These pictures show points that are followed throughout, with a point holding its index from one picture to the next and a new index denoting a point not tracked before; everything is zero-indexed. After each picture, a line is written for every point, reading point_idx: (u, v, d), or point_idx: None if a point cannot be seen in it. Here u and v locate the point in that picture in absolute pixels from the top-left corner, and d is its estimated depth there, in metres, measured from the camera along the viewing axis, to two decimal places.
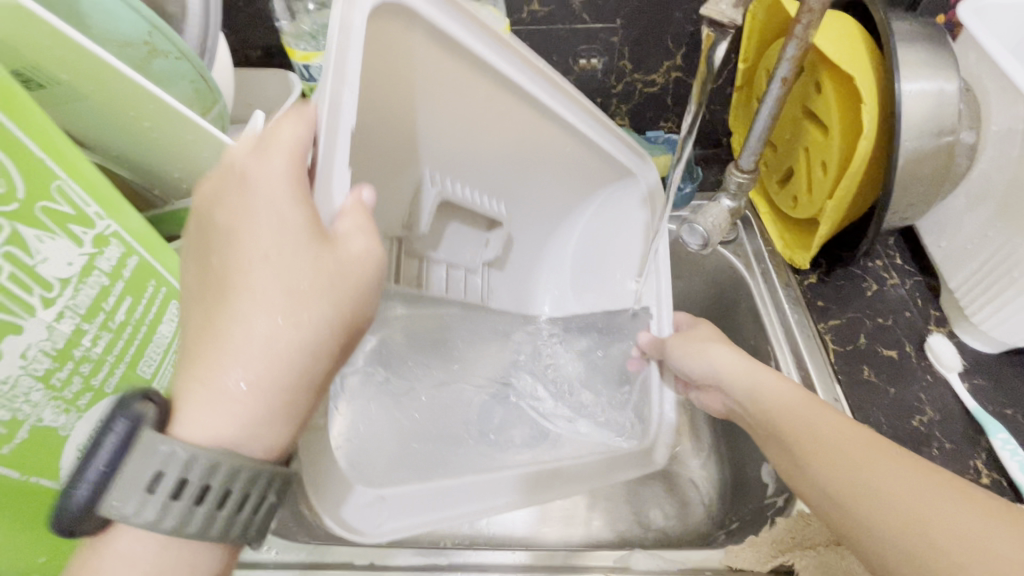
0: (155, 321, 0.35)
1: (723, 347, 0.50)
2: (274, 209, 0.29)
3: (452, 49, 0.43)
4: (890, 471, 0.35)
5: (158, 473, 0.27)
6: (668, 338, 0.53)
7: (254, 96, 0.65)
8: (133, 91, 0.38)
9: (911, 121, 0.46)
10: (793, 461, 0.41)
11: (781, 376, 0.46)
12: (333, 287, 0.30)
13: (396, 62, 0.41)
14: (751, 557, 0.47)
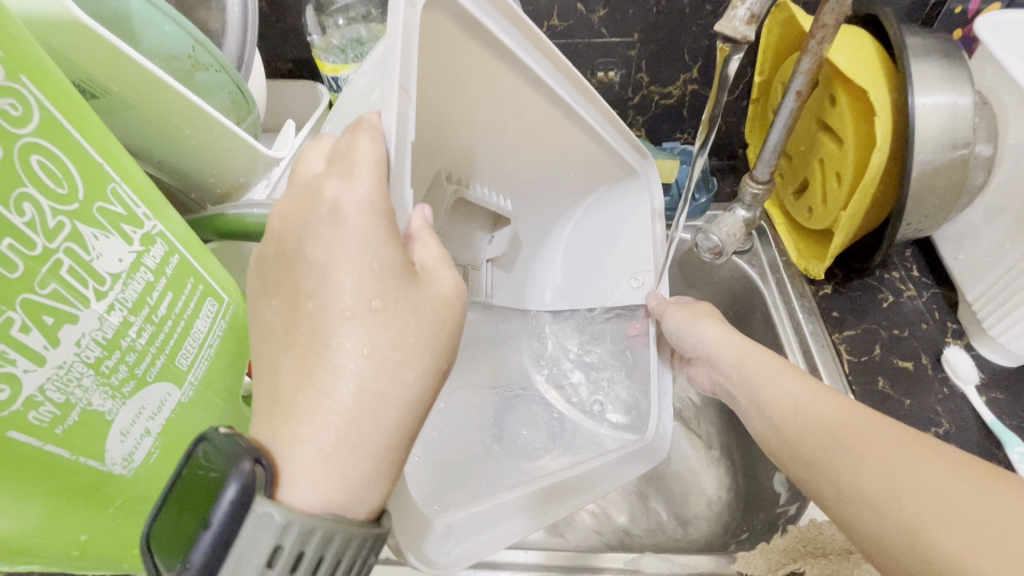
0: (192, 316, 0.38)
1: (711, 321, 0.55)
2: (370, 253, 0.30)
3: (496, 49, 0.41)
4: (897, 458, 0.36)
5: (276, 547, 0.27)
6: (669, 305, 0.56)
7: (284, 106, 0.69)
8: (178, 102, 0.41)
9: (925, 135, 0.47)
10: (810, 466, 0.41)
11: (781, 358, 0.50)
12: (428, 329, 0.32)
13: (445, 66, 0.40)
14: (762, 565, 0.47)
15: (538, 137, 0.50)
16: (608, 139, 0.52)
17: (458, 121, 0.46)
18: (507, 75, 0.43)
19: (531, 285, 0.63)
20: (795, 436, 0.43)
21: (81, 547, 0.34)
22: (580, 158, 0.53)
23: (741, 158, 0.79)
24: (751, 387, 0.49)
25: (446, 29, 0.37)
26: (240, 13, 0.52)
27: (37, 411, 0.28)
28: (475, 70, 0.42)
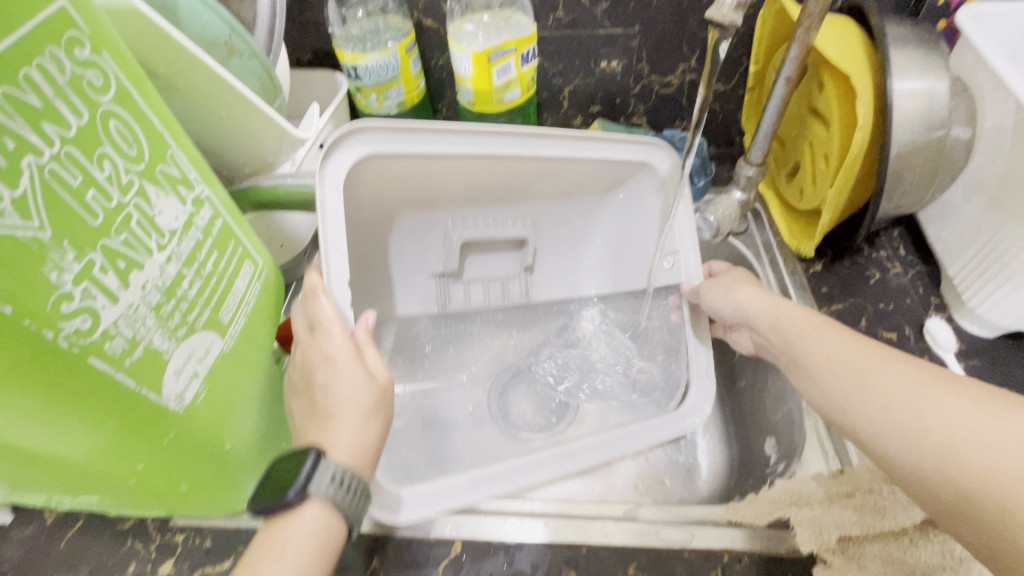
0: (232, 275, 0.42)
1: (751, 285, 0.56)
2: (332, 358, 0.44)
3: (425, 153, 0.54)
4: (894, 377, 0.41)
5: (340, 477, 0.40)
6: (703, 285, 0.60)
7: (305, 95, 0.74)
8: (217, 84, 0.45)
9: (904, 116, 0.51)
10: (835, 405, 0.44)
11: (803, 306, 0.52)
12: (377, 401, 0.44)
13: (400, 172, 0.56)
14: (751, 514, 0.50)
15: (511, 175, 0.62)
16: (587, 158, 0.62)
17: (439, 195, 0.62)
18: (444, 163, 0.57)
19: (580, 278, 0.74)
20: (832, 386, 0.45)
21: (136, 478, 0.38)
22: (576, 153, 0.61)
23: (737, 145, 0.83)
24: (787, 342, 0.50)
25: (377, 159, 0.53)
26: (270, 4, 0.56)
27: (111, 343, 0.32)
28: (429, 164, 0.56)
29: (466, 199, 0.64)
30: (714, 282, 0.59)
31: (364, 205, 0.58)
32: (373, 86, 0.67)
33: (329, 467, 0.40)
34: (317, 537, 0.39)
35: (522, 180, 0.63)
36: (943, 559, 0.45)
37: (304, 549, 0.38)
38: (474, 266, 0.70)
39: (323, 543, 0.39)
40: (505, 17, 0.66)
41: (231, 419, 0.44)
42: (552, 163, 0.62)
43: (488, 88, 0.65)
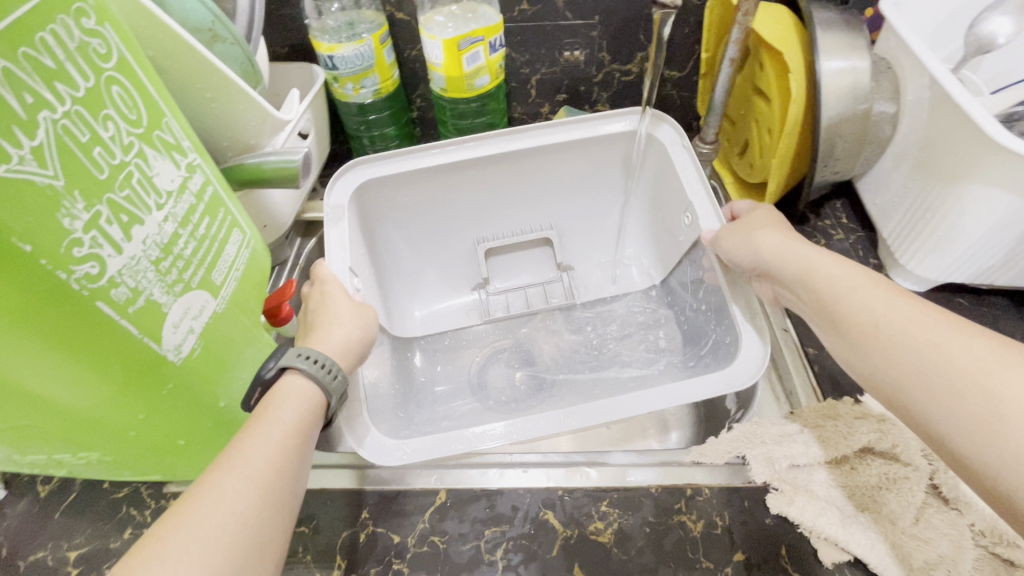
0: (223, 241, 0.45)
1: (796, 241, 0.55)
2: (329, 294, 0.55)
3: (422, 173, 0.70)
4: (959, 351, 0.39)
5: (306, 352, 0.47)
6: (722, 232, 0.61)
7: (283, 86, 0.77)
8: (203, 65, 0.49)
9: (831, 89, 0.57)
10: (888, 385, 0.43)
11: (843, 263, 0.50)
12: (361, 317, 0.54)
13: (426, 207, 0.75)
14: (711, 454, 0.55)
15: (501, 196, 0.77)
16: (569, 138, 0.72)
17: (437, 206, 0.76)
18: (443, 181, 0.73)
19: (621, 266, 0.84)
20: (871, 351, 0.44)
21: (137, 428, 0.41)
22: (559, 149, 0.73)
23: (695, 129, 0.89)
24: (826, 302, 0.49)
25: (401, 198, 0.73)
26: None
27: (116, 290, 0.35)
28: (438, 191, 0.74)
29: (481, 215, 0.79)
30: (740, 232, 0.59)
31: (404, 227, 0.76)
32: (349, 75, 0.71)
33: (300, 348, 0.48)
34: (299, 398, 0.45)
35: (492, 169, 0.73)
36: (879, 479, 0.51)
37: (293, 404, 0.45)
38: (504, 271, 0.83)
39: (299, 404, 0.45)
40: (473, 9, 0.70)
41: (224, 376, 0.47)
42: (539, 152, 0.73)
43: (459, 75, 0.69)
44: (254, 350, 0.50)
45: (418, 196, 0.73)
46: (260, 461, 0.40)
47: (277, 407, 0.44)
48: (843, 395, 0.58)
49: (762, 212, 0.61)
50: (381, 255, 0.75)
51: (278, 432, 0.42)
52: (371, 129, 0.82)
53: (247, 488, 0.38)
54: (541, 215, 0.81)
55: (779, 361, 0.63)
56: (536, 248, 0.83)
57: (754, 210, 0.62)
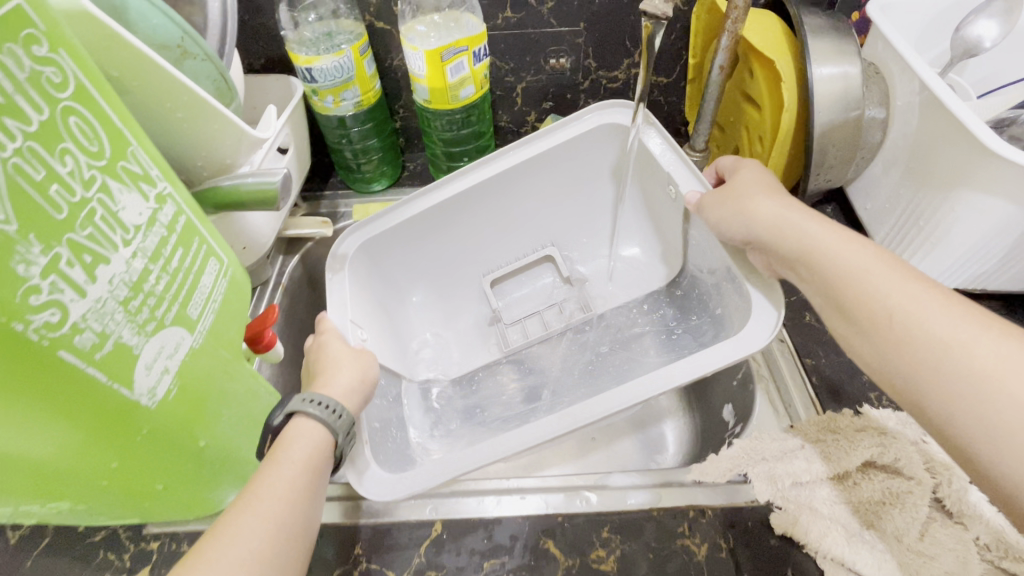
0: (198, 272, 0.43)
1: (794, 210, 0.52)
2: (332, 342, 0.56)
3: (418, 221, 0.72)
4: (984, 349, 0.38)
5: (314, 396, 0.48)
6: (709, 198, 0.59)
7: (260, 99, 0.74)
8: (172, 85, 0.46)
9: (823, 97, 0.56)
10: (900, 376, 0.41)
11: (845, 237, 0.48)
12: (362, 358, 0.55)
13: (431, 256, 0.77)
14: (712, 472, 0.54)
15: (502, 228, 0.78)
16: (543, 147, 0.72)
17: (440, 252, 0.77)
18: (438, 224, 0.74)
19: (626, 268, 0.79)
20: (880, 337, 0.43)
21: (109, 478, 0.38)
22: (535, 163, 0.73)
23: (683, 135, 0.88)
24: (831, 282, 0.47)
25: (402, 248, 0.74)
26: (221, 8, 0.56)
27: (81, 336, 0.32)
28: (437, 237, 0.75)
29: (485, 252, 0.79)
30: (733, 200, 0.56)
31: (412, 277, 0.77)
32: (329, 88, 0.68)
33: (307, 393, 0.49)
34: (311, 441, 0.45)
35: (482, 199, 0.74)
36: (882, 494, 0.50)
37: (303, 444, 0.45)
38: (514, 299, 0.80)
39: (311, 446, 0.45)
40: (456, 17, 0.68)
41: (204, 415, 0.44)
42: (527, 165, 0.72)
43: (443, 86, 0.67)
44: (235, 384, 0.48)
45: (420, 242, 0.74)
46: (272, 501, 0.41)
47: (288, 447, 0.44)
48: (842, 408, 0.57)
49: (752, 171, 0.58)
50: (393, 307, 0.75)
51: (289, 474, 0.43)
52: (353, 142, 0.80)
53: (261, 528, 0.39)
54: (530, 226, 0.79)
55: (776, 372, 0.62)
56: (543, 267, 0.81)
57: (741, 169, 0.59)
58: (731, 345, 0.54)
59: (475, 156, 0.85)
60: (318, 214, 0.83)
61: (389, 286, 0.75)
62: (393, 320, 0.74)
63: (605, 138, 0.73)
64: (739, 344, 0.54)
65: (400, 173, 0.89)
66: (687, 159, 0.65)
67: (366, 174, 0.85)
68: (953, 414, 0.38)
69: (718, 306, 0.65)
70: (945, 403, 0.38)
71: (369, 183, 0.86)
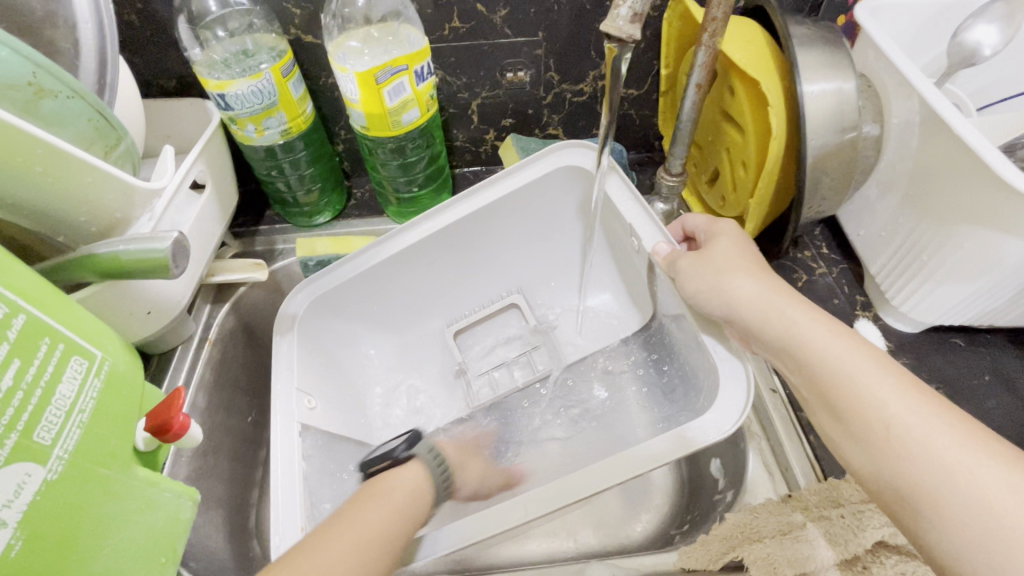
0: (52, 381, 0.34)
1: (777, 292, 0.45)
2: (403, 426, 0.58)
3: (381, 272, 0.65)
4: (995, 477, 0.32)
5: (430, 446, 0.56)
6: (680, 257, 0.51)
7: (171, 127, 0.64)
8: (19, 137, 0.37)
9: (814, 121, 0.48)
10: (897, 495, 0.35)
11: (831, 324, 0.42)
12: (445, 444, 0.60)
13: (396, 304, 0.69)
14: (703, 558, 0.48)
15: (468, 263, 0.70)
16: (501, 193, 0.64)
17: (407, 297, 0.69)
18: (406, 274, 0.67)
19: (595, 312, 0.72)
20: (874, 449, 0.36)
21: None
22: (492, 211, 0.65)
23: (657, 149, 0.81)
24: (817, 381, 0.41)
25: (361, 300, 0.66)
26: (95, 30, 0.45)
27: None
28: (402, 286, 0.67)
29: (453, 295, 0.72)
30: (707, 269, 0.48)
31: (371, 325, 0.69)
32: (248, 116, 0.58)
33: (426, 442, 0.57)
34: (415, 474, 0.52)
35: (439, 250, 0.66)
36: None
37: (409, 476, 0.51)
38: (478, 350, 0.72)
39: (413, 479, 0.51)
40: (391, 31, 0.59)
41: (75, 559, 0.35)
42: (486, 208, 0.64)
43: (381, 111, 0.58)
44: (119, 503, 0.39)
45: (376, 296, 0.67)
46: (371, 514, 0.44)
47: (398, 473, 0.51)
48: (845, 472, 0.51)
49: (728, 237, 0.51)
50: (344, 359, 0.66)
51: (397, 493, 0.48)
52: (288, 173, 0.70)
53: (358, 534, 0.42)
54: (493, 262, 0.71)
55: (770, 426, 0.56)
56: (508, 313, 0.73)
57: (719, 232, 0.52)
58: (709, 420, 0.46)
59: (429, 181, 0.76)
60: (253, 253, 0.74)
61: (343, 339, 0.66)
62: (343, 375, 0.65)
63: (567, 176, 0.65)
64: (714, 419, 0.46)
65: (345, 202, 0.79)
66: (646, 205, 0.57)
67: (305, 207, 0.75)
68: (962, 560, 0.31)
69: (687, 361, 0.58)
70: (952, 543, 0.32)
71: (311, 216, 0.76)
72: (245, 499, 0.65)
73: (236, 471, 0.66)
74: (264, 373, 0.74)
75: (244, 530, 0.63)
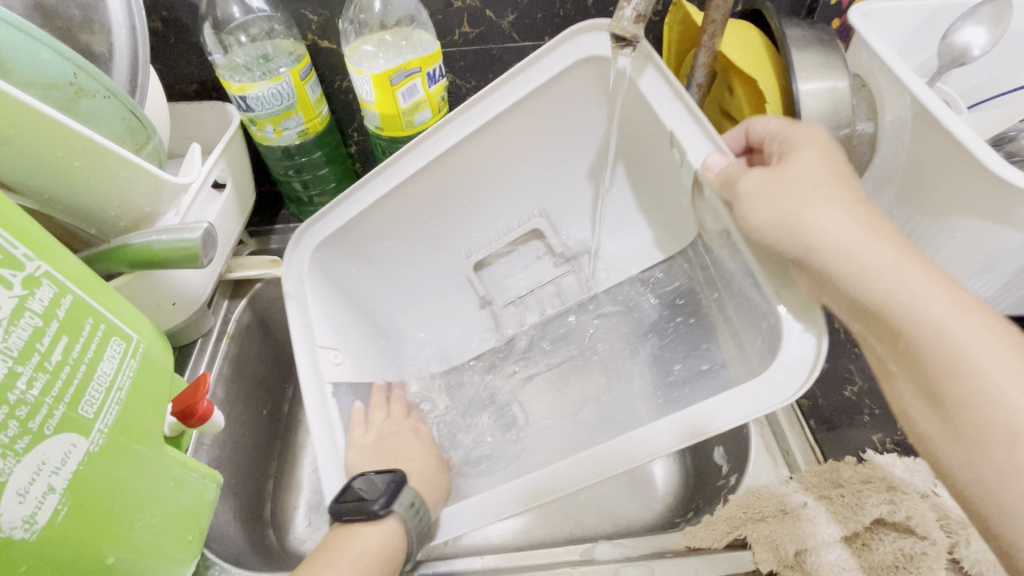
0: (94, 360, 0.36)
1: (878, 238, 0.35)
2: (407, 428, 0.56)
3: (388, 220, 0.59)
4: None
5: (413, 501, 0.46)
6: (743, 177, 0.40)
7: (193, 129, 0.67)
8: (62, 133, 0.40)
9: (809, 118, 0.51)
10: (1001, 513, 0.30)
11: (950, 289, 0.33)
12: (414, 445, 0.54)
13: (417, 265, 0.64)
14: (708, 536, 0.49)
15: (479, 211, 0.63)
16: (498, 105, 0.54)
17: (423, 250, 0.63)
18: (419, 223, 0.61)
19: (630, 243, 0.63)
20: (986, 457, 0.30)
21: None
22: (489, 131, 0.56)
23: None
24: (914, 358, 0.34)
25: (382, 257, 0.62)
26: (128, 35, 0.48)
27: None
28: (416, 236, 0.62)
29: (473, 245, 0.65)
30: (782, 199, 0.38)
31: (398, 287, 0.64)
32: (267, 117, 0.61)
33: (409, 493, 0.46)
34: (383, 542, 0.44)
35: (425, 181, 0.58)
36: (895, 557, 0.46)
37: (370, 545, 0.44)
38: (504, 281, 0.66)
39: (377, 546, 0.44)
40: (405, 36, 0.62)
41: (113, 529, 0.37)
42: (486, 140, 0.56)
43: (394, 112, 0.61)
44: (153, 481, 0.40)
45: (387, 248, 0.62)
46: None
47: (363, 535, 0.45)
48: (844, 455, 0.53)
49: (810, 154, 0.39)
50: (371, 325, 0.62)
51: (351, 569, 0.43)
52: (303, 173, 0.73)
53: None
54: (505, 189, 0.62)
55: (771, 414, 0.57)
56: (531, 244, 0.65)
57: (796, 146, 0.40)
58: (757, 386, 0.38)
59: None
60: (268, 251, 0.76)
61: (366, 301, 0.62)
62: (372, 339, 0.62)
63: (584, 78, 0.54)
64: (765, 386, 0.38)
65: None
66: (693, 104, 0.47)
67: (319, 207, 0.78)
68: None
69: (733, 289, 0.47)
70: None
71: None
72: (259, 490, 0.67)
73: (252, 460, 0.67)
74: (276, 364, 0.76)
75: (258, 519, 0.65)
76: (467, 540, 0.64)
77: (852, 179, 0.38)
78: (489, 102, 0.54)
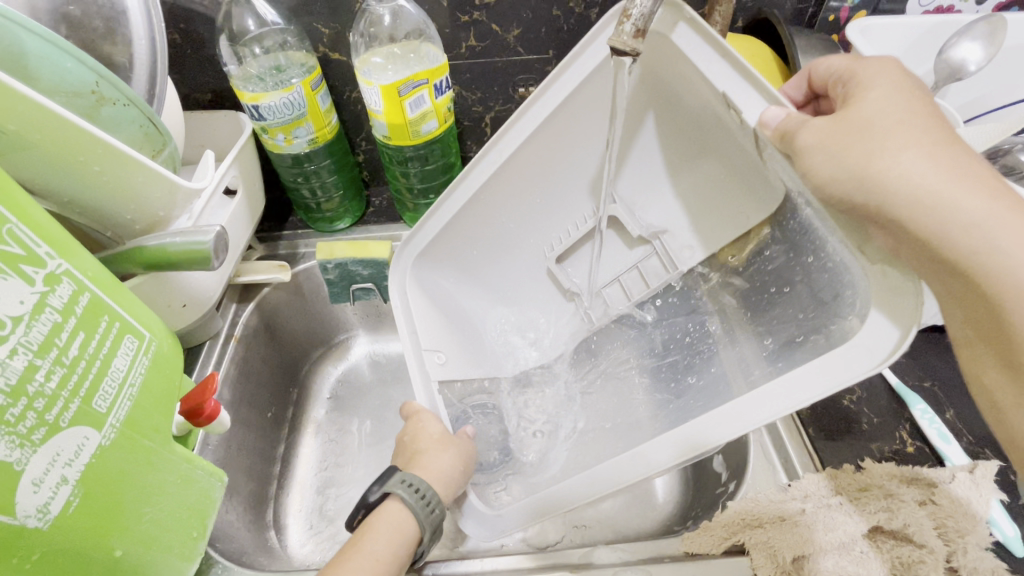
0: (108, 356, 0.38)
1: (967, 188, 0.33)
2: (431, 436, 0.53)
3: (476, 231, 0.60)
4: None
5: (405, 478, 0.48)
6: (812, 125, 0.37)
7: (206, 137, 0.69)
8: (83, 139, 0.41)
9: None
10: None
11: None
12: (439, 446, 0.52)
13: (506, 268, 0.65)
14: (707, 542, 0.49)
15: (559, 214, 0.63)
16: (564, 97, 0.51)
17: (507, 255, 0.64)
18: (506, 232, 0.62)
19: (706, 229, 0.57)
20: None
21: None
22: (559, 136, 0.55)
23: None
24: (996, 321, 0.33)
25: (475, 263, 0.64)
26: (148, 46, 0.50)
27: None
28: (505, 241, 0.63)
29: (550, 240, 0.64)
30: (852, 150, 0.35)
31: (487, 292, 0.66)
32: (279, 125, 0.62)
33: (399, 475, 0.49)
34: (393, 524, 0.46)
35: (503, 186, 0.57)
36: (892, 565, 0.46)
37: (377, 530, 0.46)
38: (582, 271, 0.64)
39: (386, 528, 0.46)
40: (414, 49, 0.64)
41: (121, 521, 0.37)
42: (557, 141, 0.55)
43: (402, 122, 0.62)
44: (160, 475, 0.41)
45: (475, 252, 0.63)
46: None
47: (371, 523, 0.46)
48: (843, 463, 0.53)
49: (889, 101, 0.36)
50: (468, 329, 0.63)
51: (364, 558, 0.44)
52: (312, 180, 0.75)
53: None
54: (553, 186, 0.60)
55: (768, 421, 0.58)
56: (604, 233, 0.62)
57: (869, 92, 0.38)
58: (839, 361, 0.36)
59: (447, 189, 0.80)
60: (277, 256, 0.78)
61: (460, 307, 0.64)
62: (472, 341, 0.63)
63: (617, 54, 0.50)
64: (847, 360, 0.35)
65: (364, 210, 0.84)
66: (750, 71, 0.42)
67: (327, 213, 0.80)
68: None
69: (801, 281, 0.45)
70: None
71: (332, 222, 0.81)
72: (262, 493, 0.68)
73: (255, 462, 0.68)
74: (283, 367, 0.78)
75: (259, 520, 0.65)
76: (467, 544, 0.64)
77: (939, 123, 0.35)
78: (541, 102, 0.52)
